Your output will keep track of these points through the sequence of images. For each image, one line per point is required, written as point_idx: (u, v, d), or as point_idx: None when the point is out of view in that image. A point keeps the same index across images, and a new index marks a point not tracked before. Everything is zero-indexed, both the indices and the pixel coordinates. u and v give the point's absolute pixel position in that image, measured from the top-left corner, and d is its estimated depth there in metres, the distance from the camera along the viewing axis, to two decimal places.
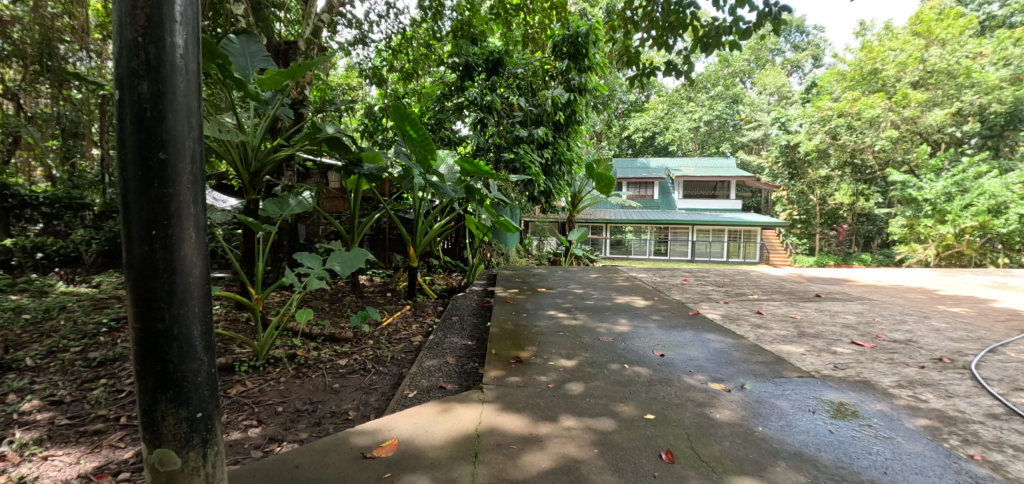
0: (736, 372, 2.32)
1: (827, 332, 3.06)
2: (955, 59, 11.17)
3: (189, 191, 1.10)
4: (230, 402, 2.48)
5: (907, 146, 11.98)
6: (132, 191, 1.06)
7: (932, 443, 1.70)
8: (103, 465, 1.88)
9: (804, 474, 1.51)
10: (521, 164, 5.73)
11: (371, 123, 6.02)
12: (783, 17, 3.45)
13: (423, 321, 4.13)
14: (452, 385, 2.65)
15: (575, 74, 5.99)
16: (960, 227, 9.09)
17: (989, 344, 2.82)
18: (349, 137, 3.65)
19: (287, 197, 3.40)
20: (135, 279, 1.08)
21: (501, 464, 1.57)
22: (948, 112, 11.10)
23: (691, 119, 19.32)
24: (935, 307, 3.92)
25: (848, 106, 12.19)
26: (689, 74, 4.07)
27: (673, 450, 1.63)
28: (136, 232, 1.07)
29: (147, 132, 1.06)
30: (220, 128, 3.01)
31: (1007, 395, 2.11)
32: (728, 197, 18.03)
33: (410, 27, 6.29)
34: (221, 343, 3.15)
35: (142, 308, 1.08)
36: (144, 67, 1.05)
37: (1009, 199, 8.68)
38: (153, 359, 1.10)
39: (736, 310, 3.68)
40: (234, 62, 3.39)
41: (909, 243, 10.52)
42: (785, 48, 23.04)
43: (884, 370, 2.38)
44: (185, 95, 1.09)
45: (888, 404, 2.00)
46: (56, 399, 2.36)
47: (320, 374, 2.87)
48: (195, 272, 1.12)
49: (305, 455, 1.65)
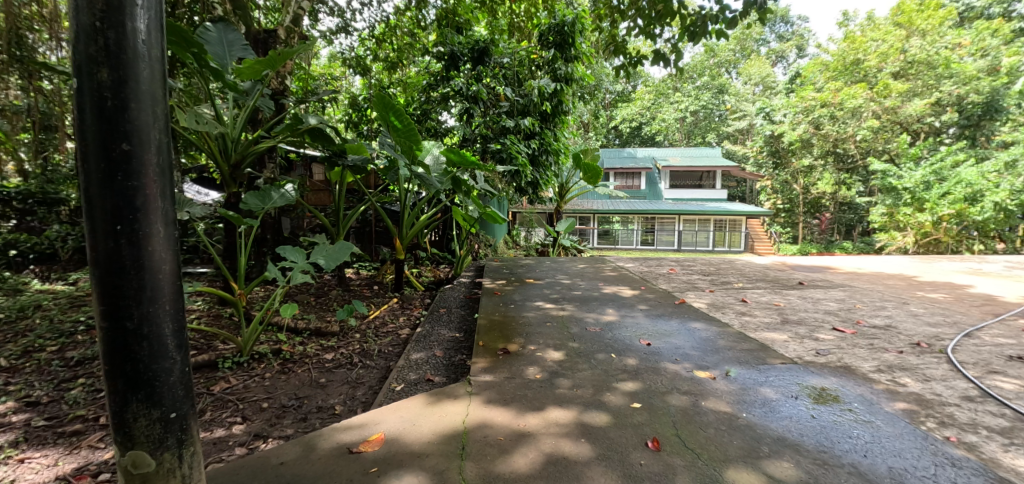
0: (721, 359, 2.34)
1: (810, 319, 3.11)
2: (934, 50, 11.36)
3: (156, 184, 1.07)
4: (213, 399, 2.43)
5: (887, 135, 12.22)
6: (94, 185, 1.02)
7: (910, 426, 1.74)
8: (82, 467, 1.83)
9: (787, 460, 1.53)
10: (508, 155, 5.68)
11: (355, 113, 5.91)
12: (768, 7, 3.44)
13: (410, 314, 4.12)
14: (440, 378, 2.64)
15: (561, 63, 5.85)
16: (937, 215, 9.40)
17: (965, 328, 2.89)
18: (332, 127, 3.52)
19: (269, 190, 3.32)
20: (101, 277, 1.04)
21: (490, 458, 1.56)
22: (927, 102, 11.31)
23: (677, 109, 19.48)
24: (915, 292, 4.02)
25: (831, 96, 12.33)
26: (676, 63, 4.04)
27: (660, 439, 1.65)
28: (101, 226, 1.03)
29: (109, 122, 1.01)
30: (197, 120, 2.93)
31: (981, 377, 2.16)
32: (714, 186, 18.23)
33: (394, 15, 6.20)
34: (203, 340, 3.10)
35: (109, 307, 1.05)
36: (103, 53, 1.00)
37: (984, 187, 8.92)
38: (122, 359, 1.07)
39: (721, 299, 3.71)
40: (211, 50, 3.29)
41: (888, 231, 10.82)
42: (770, 38, 23.28)
43: (864, 355, 2.42)
44: (149, 83, 1.05)
45: (868, 388, 2.05)
46: (33, 401, 2.29)
47: (306, 370, 2.84)
48: (165, 268, 1.09)
49: (289, 452, 1.63)
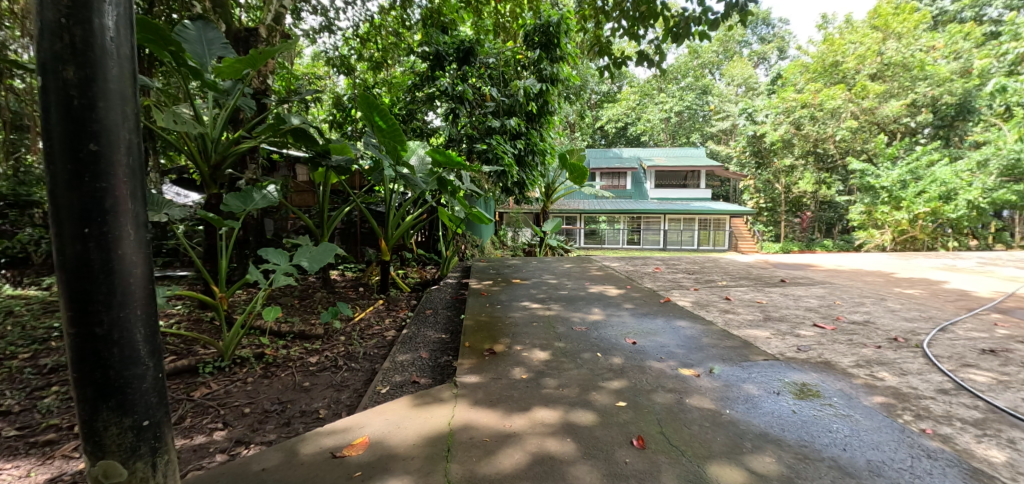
0: (705, 357, 2.37)
1: (792, 315, 3.16)
2: (909, 52, 11.67)
3: (127, 185, 1.04)
4: (193, 405, 2.38)
5: (865, 136, 12.48)
6: (61, 187, 0.99)
7: (888, 419, 1.77)
8: (55, 478, 1.78)
9: (769, 455, 1.55)
10: (494, 155, 5.67)
11: (339, 114, 5.85)
12: (749, 9, 3.48)
13: (396, 315, 4.09)
14: (425, 380, 2.63)
15: (547, 64, 5.86)
16: (913, 213, 9.64)
17: (940, 323, 2.97)
18: (315, 127, 3.47)
19: (251, 191, 3.26)
20: (68, 281, 1.01)
21: (475, 459, 1.56)
22: (903, 104, 11.60)
23: (662, 110, 19.66)
24: (892, 289, 4.11)
25: (810, 98, 12.56)
26: (660, 64, 4.08)
27: (644, 436, 1.66)
28: (68, 230, 1.00)
29: (76, 122, 0.99)
30: (175, 119, 2.87)
31: (955, 371, 2.22)
32: (698, 186, 18.43)
33: (378, 15, 6.14)
34: (183, 344, 3.04)
35: (77, 313, 1.02)
36: (69, 51, 0.97)
37: (958, 186, 9.20)
38: (92, 366, 1.04)
39: (705, 297, 3.75)
40: (190, 49, 3.22)
41: (866, 229, 11.03)
42: (751, 40, 23.67)
43: (844, 351, 2.47)
44: (118, 81, 1.02)
45: (847, 383, 2.08)
46: (3, 410, 2.23)
47: (289, 373, 2.80)
48: (136, 271, 1.07)
49: (270, 458, 1.61)
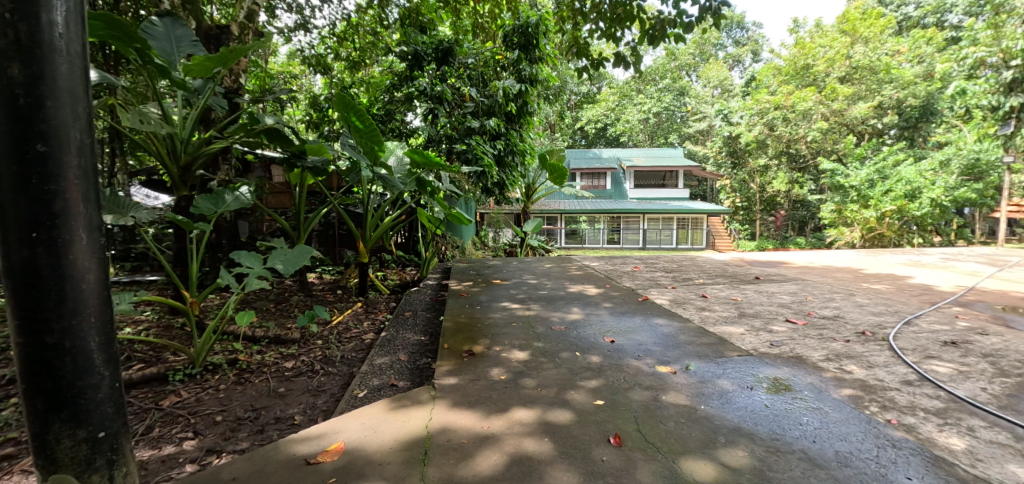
0: (682, 354, 2.40)
1: (766, 312, 3.23)
2: (876, 56, 12.08)
3: (78, 187, 1.01)
4: (162, 414, 2.31)
5: (835, 137, 12.83)
6: (7, 189, 0.95)
7: (856, 411, 1.82)
8: None
9: (742, 449, 1.57)
10: (473, 155, 5.64)
11: (315, 114, 5.75)
12: (723, 12, 3.54)
13: (374, 318, 4.04)
14: (404, 383, 2.60)
15: (526, 64, 5.84)
16: (880, 211, 9.94)
17: (905, 316, 3.07)
18: (290, 127, 3.40)
19: (222, 192, 3.17)
20: (15, 288, 0.97)
21: (452, 462, 1.55)
22: (870, 106, 11.98)
23: (640, 110, 19.88)
24: (861, 284, 4.24)
25: (783, 99, 12.85)
26: (637, 66, 4.10)
27: (621, 434, 1.67)
28: (15, 234, 0.96)
29: (22, 121, 0.95)
30: (141, 119, 2.78)
31: (919, 362, 2.29)
32: (676, 185, 18.69)
33: (354, 14, 6.04)
34: (152, 351, 2.94)
35: (25, 320, 0.98)
36: (15, 47, 0.93)
37: (922, 185, 9.59)
38: (41, 376, 1.00)
39: (683, 295, 3.80)
40: (157, 46, 3.12)
41: (836, 227, 11.34)
42: (726, 43, 24.12)
43: (814, 345, 2.53)
44: (67, 79, 0.98)
45: (818, 376, 2.14)
46: None
47: (263, 379, 2.74)
48: (89, 277, 1.03)
49: (241, 466, 1.57)
